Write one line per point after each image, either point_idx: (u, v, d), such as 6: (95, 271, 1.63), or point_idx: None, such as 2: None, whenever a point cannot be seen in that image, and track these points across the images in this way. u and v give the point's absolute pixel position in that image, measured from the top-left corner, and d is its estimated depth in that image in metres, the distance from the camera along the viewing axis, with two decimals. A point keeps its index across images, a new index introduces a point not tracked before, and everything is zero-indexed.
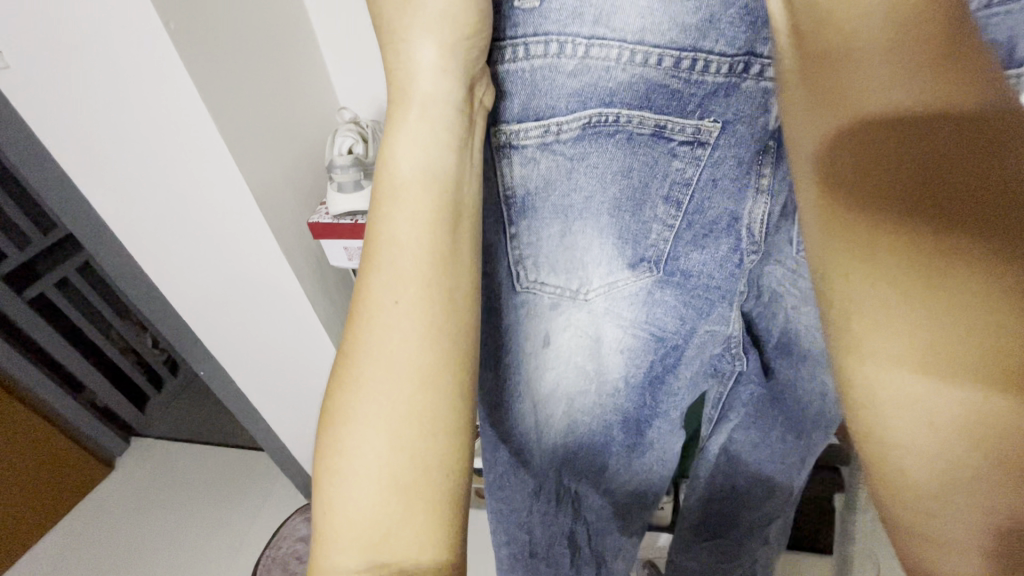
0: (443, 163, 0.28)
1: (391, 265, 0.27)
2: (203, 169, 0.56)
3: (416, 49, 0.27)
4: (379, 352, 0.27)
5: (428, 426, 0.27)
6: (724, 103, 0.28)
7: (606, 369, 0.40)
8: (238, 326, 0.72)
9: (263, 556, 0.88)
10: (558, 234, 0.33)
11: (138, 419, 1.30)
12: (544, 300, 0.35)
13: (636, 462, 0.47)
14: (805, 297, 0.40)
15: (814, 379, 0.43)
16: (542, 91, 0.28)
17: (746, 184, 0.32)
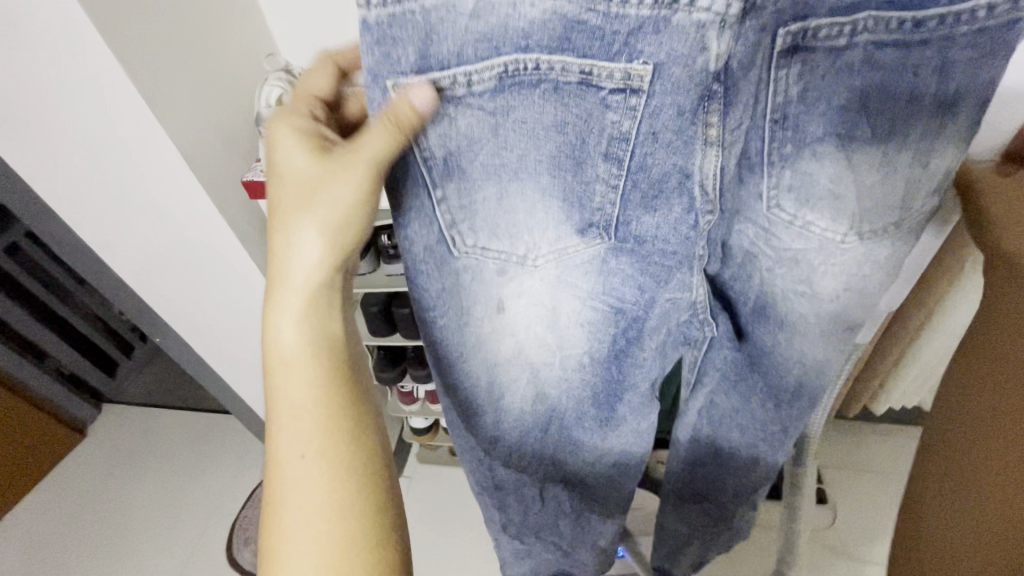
0: (328, 327, 0.35)
1: (287, 422, 0.33)
2: (146, 167, 0.50)
3: (299, 243, 0.32)
4: (293, 492, 0.32)
5: (349, 536, 0.32)
6: (653, 39, 0.25)
7: (568, 340, 0.38)
8: (214, 316, 0.68)
9: (241, 516, 0.98)
10: (493, 197, 0.30)
11: (109, 386, 1.25)
12: (488, 265, 0.33)
13: (608, 434, 0.45)
14: (781, 259, 0.34)
15: (791, 346, 0.40)
16: (438, 34, 0.24)
17: (694, 142, 0.28)
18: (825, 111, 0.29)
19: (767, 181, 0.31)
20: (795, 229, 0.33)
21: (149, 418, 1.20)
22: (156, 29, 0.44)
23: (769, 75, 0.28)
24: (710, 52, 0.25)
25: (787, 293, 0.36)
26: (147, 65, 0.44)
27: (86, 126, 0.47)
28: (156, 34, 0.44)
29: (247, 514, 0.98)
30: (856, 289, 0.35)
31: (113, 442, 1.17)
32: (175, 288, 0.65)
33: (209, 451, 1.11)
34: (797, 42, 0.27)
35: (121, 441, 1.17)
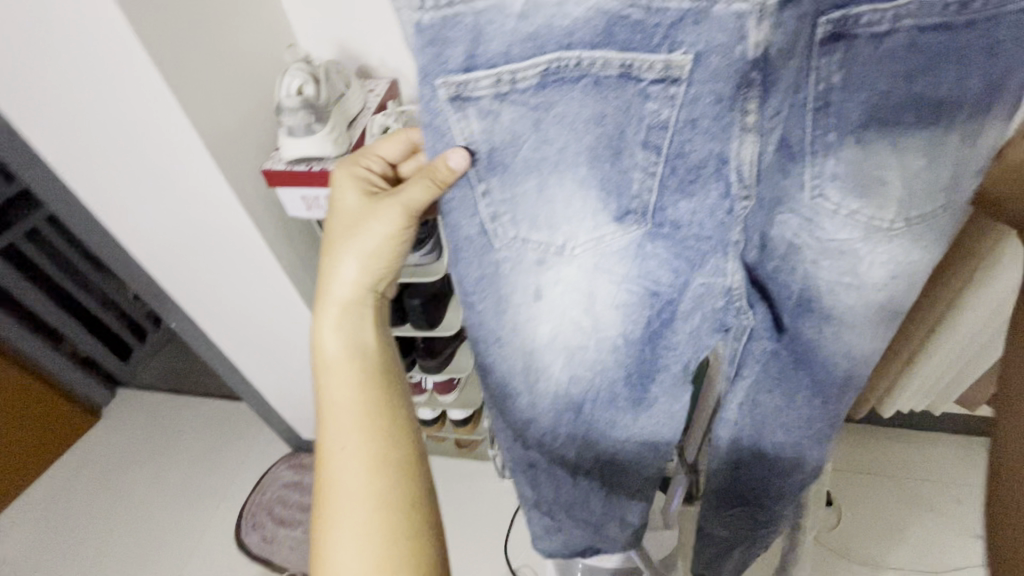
0: (364, 335, 0.39)
1: (332, 420, 0.36)
2: (188, 177, 0.54)
3: (341, 266, 0.39)
4: (339, 483, 0.35)
5: (388, 524, 0.34)
6: (694, 31, 0.26)
7: (603, 326, 0.38)
8: (244, 320, 0.73)
9: (251, 501, 0.97)
10: (534, 189, 0.31)
11: (124, 371, 1.22)
12: (528, 256, 0.34)
13: (643, 418, 0.45)
14: (826, 250, 0.34)
15: (838, 339, 0.39)
16: (488, 34, 0.26)
17: (730, 122, 0.29)
18: (870, 98, 0.29)
19: (810, 169, 0.31)
20: (840, 219, 0.33)
21: (157, 403, 1.19)
22: (191, 41, 0.48)
23: (810, 63, 0.28)
24: (748, 40, 0.27)
25: (833, 286, 0.36)
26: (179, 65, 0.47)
27: (135, 140, 0.52)
28: (195, 52, 0.49)
29: (258, 500, 0.97)
30: (904, 274, 0.35)
31: (121, 427, 1.16)
32: (217, 297, 0.70)
33: (216, 437, 1.10)
34: (840, 29, 0.27)
35: (129, 426, 1.16)
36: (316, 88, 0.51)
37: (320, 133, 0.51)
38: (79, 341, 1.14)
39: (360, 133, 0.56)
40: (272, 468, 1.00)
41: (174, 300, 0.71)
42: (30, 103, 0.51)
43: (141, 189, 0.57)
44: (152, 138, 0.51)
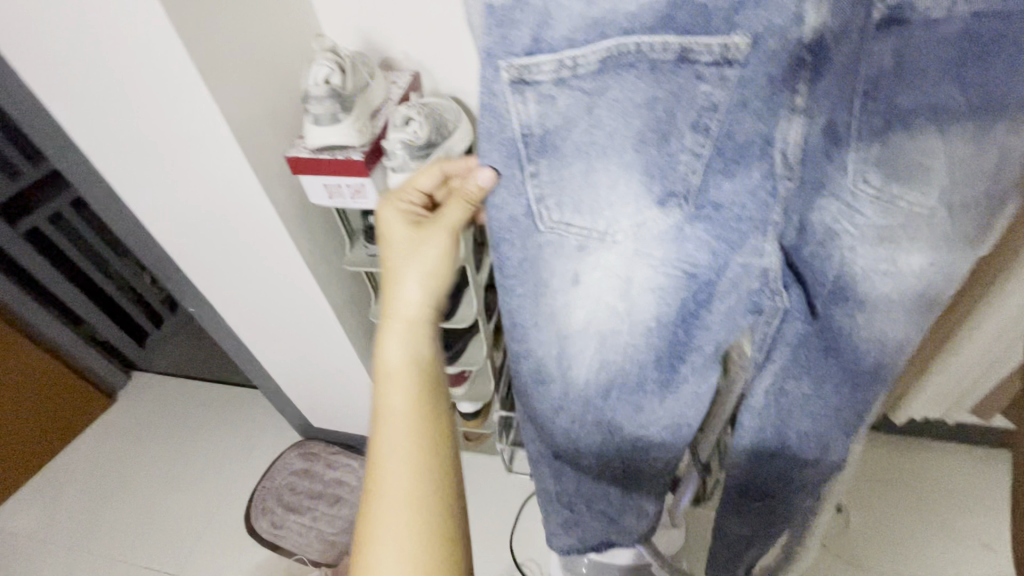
0: (420, 349, 0.43)
1: (386, 423, 0.39)
2: (223, 177, 0.58)
3: (403, 284, 0.44)
4: (384, 481, 0.37)
5: (426, 526, 0.36)
6: (753, 13, 0.28)
7: (638, 309, 0.39)
8: (266, 313, 0.76)
9: (259, 488, 1.00)
10: (581, 172, 0.33)
11: (138, 354, 1.29)
12: (570, 242, 0.35)
13: (670, 402, 0.44)
14: (864, 236, 0.35)
15: (869, 327, 0.40)
16: (557, 19, 0.28)
17: (780, 105, 0.31)
18: (919, 85, 0.29)
19: (854, 154, 0.32)
20: (880, 205, 0.33)
21: (171, 389, 1.25)
22: (234, 51, 0.52)
23: (864, 47, 0.29)
24: (806, 24, 0.28)
25: (868, 273, 0.36)
26: (219, 73, 0.50)
27: (176, 141, 0.55)
28: (235, 60, 0.52)
29: (266, 486, 1.00)
30: (940, 265, 0.36)
31: (136, 411, 1.22)
32: (242, 290, 0.73)
33: (228, 424, 1.15)
34: (895, 15, 0.28)
35: (144, 411, 1.22)
36: (343, 78, 0.52)
37: (344, 123, 0.53)
38: (100, 325, 1.19)
39: (382, 124, 0.57)
40: (282, 455, 1.03)
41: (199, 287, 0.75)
42: (78, 99, 0.54)
43: (176, 186, 0.61)
44: (192, 140, 0.55)
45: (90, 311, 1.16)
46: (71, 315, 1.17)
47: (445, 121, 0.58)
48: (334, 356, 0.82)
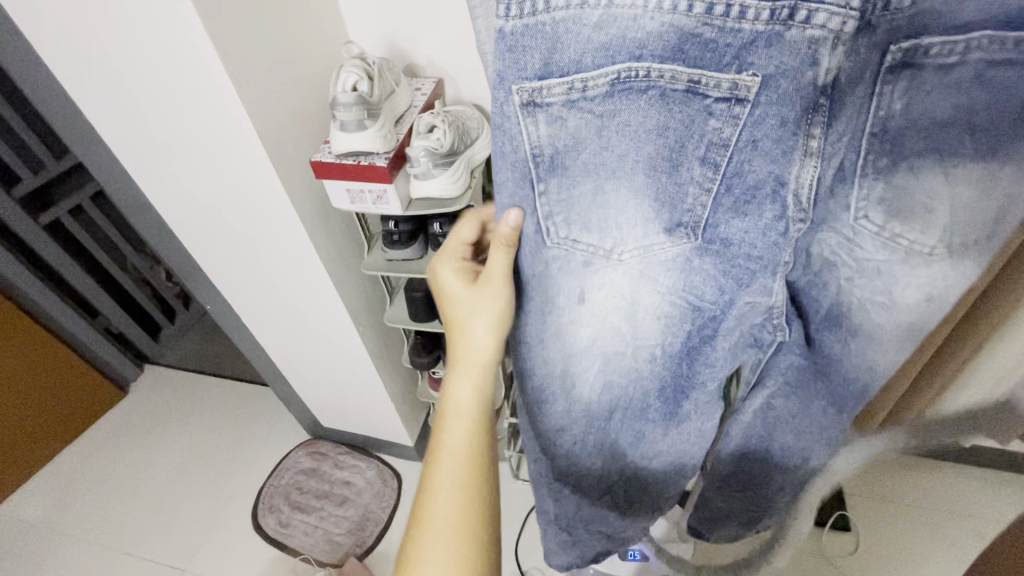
0: (485, 393, 0.45)
1: (449, 458, 0.43)
2: (245, 176, 0.65)
3: (471, 331, 0.44)
4: (439, 510, 0.42)
5: (467, 560, 0.40)
6: (764, 54, 0.28)
7: (642, 334, 0.40)
8: (271, 300, 0.84)
9: (269, 484, 1.14)
10: (589, 191, 0.33)
11: (151, 348, 1.47)
12: (576, 257, 0.36)
13: (674, 432, 0.48)
14: (862, 269, 0.35)
15: (868, 357, 0.39)
16: (565, 43, 0.28)
17: (795, 148, 0.30)
18: (931, 132, 0.29)
19: (857, 191, 0.32)
20: (880, 242, 0.33)
21: (184, 383, 1.41)
22: (256, 59, 0.57)
23: (874, 90, 0.29)
24: (821, 65, 0.28)
25: (864, 302, 0.36)
26: (249, 82, 0.57)
27: (205, 141, 0.62)
28: (258, 67, 0.58)
29: (274, 483, 1.14)
30: (940, 300, 0.34)
31: (147, 402, 1.38)
32: (252, 276, 0.81)
33: (234, 419, 1.30)
34: (908, 59, 0.28)
35: (153, 403, 1.38)
36: (370, 87, 0.59)
37: (369, 128, 0.60)
38: (111, 315, 1.35)
39: (406, 129, 0.65)
40: (291, 455, 1.18)
41: (210, 271, 0.83)
42: (112, 97, 0.60)
43: (198, 179, 0.68)
44: (220, 141, 0.61)
45: (104, 302, 1.32)
46: (89, 305, 1.33)
47: (468, 129, 0.66)
48: (335, 346, 0.90)
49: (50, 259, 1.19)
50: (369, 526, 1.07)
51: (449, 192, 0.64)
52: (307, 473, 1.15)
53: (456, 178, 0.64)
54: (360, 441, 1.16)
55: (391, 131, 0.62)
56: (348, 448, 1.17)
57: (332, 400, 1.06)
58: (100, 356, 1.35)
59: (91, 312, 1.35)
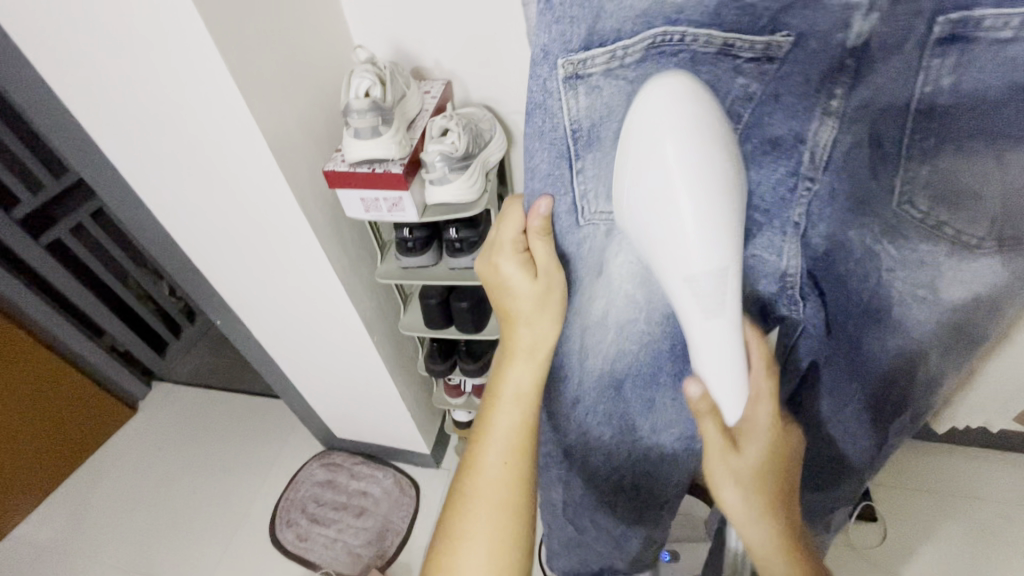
0: (526, 388, 0.57)
1: (498, 421, 0.58)
2: (247, 173, 0.84)
3: (515, 294, 0.54)
4: (489, 470, 0.58)
5: (497, 507, 0.57)
6: (800, 15, 0.31)
7: (657, 296, 0.50)
8: (251, 272, 1.06)
9: (301, 489, 1.57)
10: (616, 163, 0.39)
11: (161, 366, 1.99)
12: (602, 227, 0.44)
13: (683, 389, 0.60)
14: (904, 262, 0.40)
15: (898, 340, 0.46)
16: (607, 12, 0.31)
17: (813, 107, 0.36)
18: (975, 108, 0.31)
19: (901, 174, 0.35)
20: (923, 229, 0.37)
21: (195, 394, 1.93)
22: (259, 79, 0.76)
23: (921, 61, 0.30)
24: (852, 29, 0.32)
25: (906, 294, 0.42)
26: (259, 103, 0.76)
27: (211, 145, 0.81)
28: (264, 86, 0.77)
29: (290, 495, 1.56)
30: (976, 287, 0.39)
31: (165, 410, 1.90)
32: (227, 251, 1.02)
33: (254, 418, 1.81)
34: (957, 30, 0.28)
35: (170, 410, 1.90)
36: (381, 90, 0.85)
37: (379, 132, 0.84)
38: (112, 327, 1.80)
39: (419, 133, 0.93)
40: (308, 466, 1.62)
41: (183, 247, 1.04)
42: (127, 104, 0.78)
43: (200, 173, 0.86)
44: (223, 146, 0.80)
45: (96, 308, 1.74)
46: (83, 318, 1.76)
47: (479, 133, 0.94)
48: (316, 314, 1.14)
49: (41, 267, 1.56)
50: (388, 534, 1.47)
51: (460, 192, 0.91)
52: (321, 484, 1.57)
53: (473, 179, 0.92)
54: (378, 454, 1.59)
55: (401, 129, 0.87)
56: (363, 458, 1.61)
57: (345, 394, 1.39)
58: (104, 368, 1.81)
59: (98, 330, 1.81)
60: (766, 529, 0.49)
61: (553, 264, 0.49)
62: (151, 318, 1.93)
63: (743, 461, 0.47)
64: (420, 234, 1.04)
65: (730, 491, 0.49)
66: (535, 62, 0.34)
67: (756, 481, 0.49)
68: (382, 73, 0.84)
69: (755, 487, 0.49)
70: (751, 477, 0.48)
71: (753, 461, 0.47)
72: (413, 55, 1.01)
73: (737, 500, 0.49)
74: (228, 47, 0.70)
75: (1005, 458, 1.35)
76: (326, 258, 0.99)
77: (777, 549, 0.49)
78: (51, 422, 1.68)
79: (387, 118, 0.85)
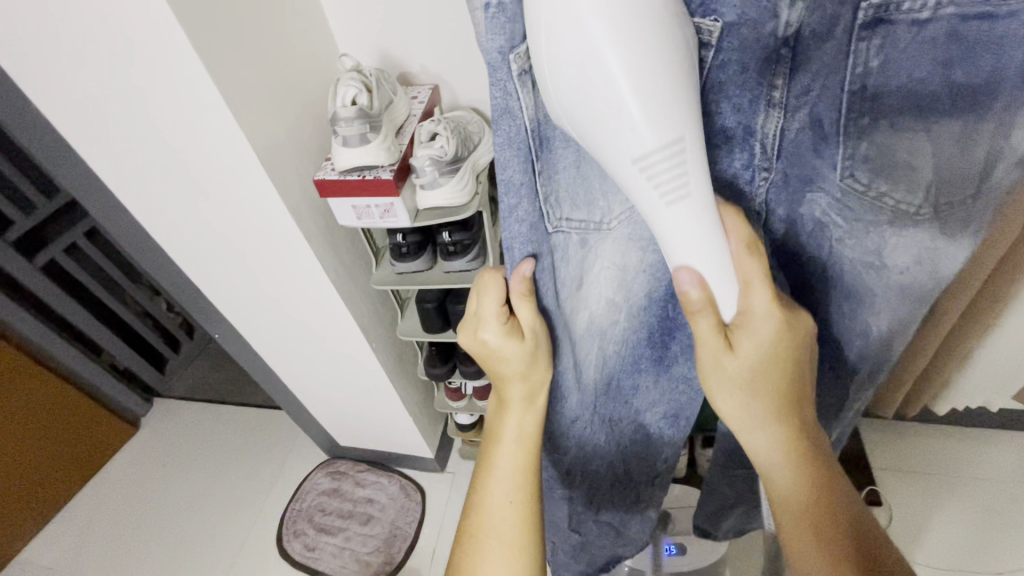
0: (527, 429, 0.58)
1: (497, 467, 0.57)
2: (237, 185, 0.86)
3: (497, 344, 0.55)
4: (494, 517, 0.55)
5: (511, 556, 0.54)
6: (729, 4, 0.37)
7: (634, 286, 0.54)
8: (246, 285, 1.08)
9: (307, 498, 1.58)
10: (573, 162, 0.44)
11: (162, 383, 2.01)
12: (572, 232, 0.48)
13: (663, 378, 0.64)
14: (852, 230, 0.47)
15: (857, 310, 0.53)
16: None
17: (760, 98, 0.42)
18: (905, 83, 0.37)
19: (845, 150, 0.42)
20: (867, 201, 0.44)
21: (199, 408, 1.95)
22: (243, 93, 0.77)
23: (851, 43, 0.37)
24: (780, 19, 0.38)
25: (858, 262, 0.49)
26: (248, 116, 0.78)
27: (201, 160, 0.83)
28: (251, 100, 0.79)
29: (296, 505, 1.58)
30: (926, 258, 0.46)
31: (170, 426, 1.92)
32: (221, 264, 1.04)
33: (258, 430, 1.82)
34: (880, 14, 0.35)
35: (175, 426, 1.92)
36: (367, 98, 0.86)
37: (367, 138, 0.85)
38: (111, 346, 1.82)
39: (408, 139, 0.95)
40: (313, 476, 1.63)
41: (178, 262, 1.06)
42: (115, 123, 0.80)
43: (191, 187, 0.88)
44: (213, 160, 0.82)
45: (95, 328, 1.76)
46: (83, 337, 1.78)
47: (468, 136, 0.96)
48: (313, 324, 1.15)
49: (39, 289, 1.59)
50: (395, 541, 1.47)
51: (450, 194, 0.93)
52: (327, 493, 1.58)
53: (463, 181, 0.93)
54: (381, 461, 1.61)
55: (389, 136, 0.89)
56: (367, 466, 1.62)
57: (346, 403, 1.41)
58: (107, 387, 1.83)
59: (98, 349, 1.83)
60: (765, 435, 0.49)
61: (538, 325, 0.53)
62: (150, 334, 1.95)
63: (736, 360, 0.46)
64: (414, 238, 1.05)
65: (729, 393, 0.48)
66: (492, 66, 0.36)
67: (757, 386, 0.47)
68: (367, 81, 0.86)
69: (755, 392, 0.48)
70: (751, 380, 0.47)
71: (751, 365, 0.46)
72: (399, 62, 1.03)
73: (739, 404, 0.48)
74: (216, 65, 0.72)
75: (1005, 437, 1.35)
76: (320, 267, 1.00)
77: (782, 451, 0.48)
78: (55, 442, 1.70)
79: (374, 125, 0.87)
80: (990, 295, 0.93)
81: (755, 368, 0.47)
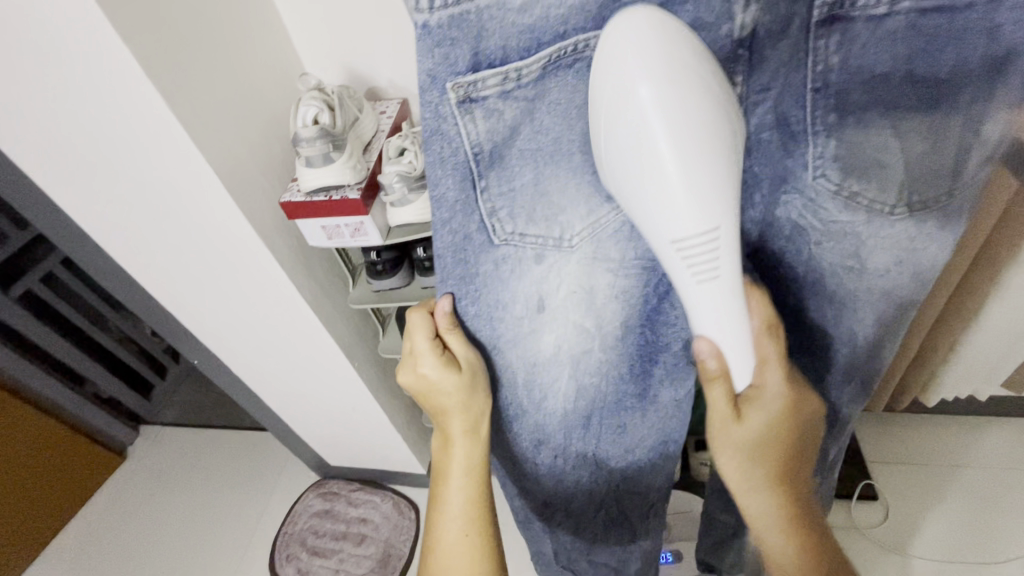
0: (474, 459, 0.57)
1: (446, 504, 0.57)
2: (202, 209, 0.82)
3: (432, 376, 0.55)
4: (448, 551, 0.56)
5: None
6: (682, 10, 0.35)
7: (606, 314, 0.53)
8: (220, 309, 1.04)
9: (300, 521, 1.53)
10: (531, 181, 0.43)
11: (150, 411, 1.92)
12: (526, 248, 0.47)
13: (647, 400, 0.62)
14: (830, 232, 0.45)
15: (840, 319, 0.52)
16: (489, 30, 0.35)
17: None
18: (870, 81, 0.37)
19: (814, 149, 0.40)
20: (840, 199, 0.43)
21: (185, 435, 1.87)
22: (201, 119, 0.73)
23: (808, 41, 0.36)
24: (735, 21, 0.36)
25: (838, 268, 0.48)
26: (209, 140, 0.75)
27: (162, 187, 0.78)
28: (207, 123, 0.74)
29: (288, 529, 1.52)
30: (904, 258, 0.46)
31: (154, 455, 1.85)
32: (191, 289, 0.99)
33: (246, 455, 1.76)
34: (835, 12, 0.34)
35: (160, 454, 1.84)
36: (330, 116, 0.83)
37: (330, 158, 0.83)
38: (94, 376, 1.75)
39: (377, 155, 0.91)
40: (305, 497, 1.57)
41: (146, 289, 1.01)
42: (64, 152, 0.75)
43: (154, 213, 0.83)
44: (174, 185, 0.78)
45: (76, 358, 1.69)
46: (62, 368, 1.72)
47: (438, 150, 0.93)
48: (292, 345, 1.11)
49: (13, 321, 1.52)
50: (391, 559, 1.43)
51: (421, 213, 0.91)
52: (320, 514, 1.53)
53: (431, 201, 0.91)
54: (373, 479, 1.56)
55: (355, 153, 0.86)
56: (359, 485, 1.56)
57: (333, 422, 1.36)
58: (87, 419, 1.75)
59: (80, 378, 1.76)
60: (765, 497, 0.52)
61: (473, 354, 0.54)
62: (133, 360, 1.87)
63: (744, 429, 0.48)
64: (388, 256, 1.02)
65: (732, 453, 0.50)
66: (425, 88, 0.38)
67: (762, 451, 0.50)
68: (331, 99, 0.83)
69: (760, 454, 0.50)
70: (758, 441, 0.49)
71: (759, 431, 0.49)
72: (365, 75, 1.00)
73: (736, 462, 0.51)
74: (171, 87, 0.68)
75: (993, 423, 1.36)
76: (295, 288, 0.97)
77: (776, 514, 0.52)
78: (36, 479, 1.62)
79: (338, 144, 0.84)
80: (979, 282, 0.92)
81: (764, 431, 0.49)
